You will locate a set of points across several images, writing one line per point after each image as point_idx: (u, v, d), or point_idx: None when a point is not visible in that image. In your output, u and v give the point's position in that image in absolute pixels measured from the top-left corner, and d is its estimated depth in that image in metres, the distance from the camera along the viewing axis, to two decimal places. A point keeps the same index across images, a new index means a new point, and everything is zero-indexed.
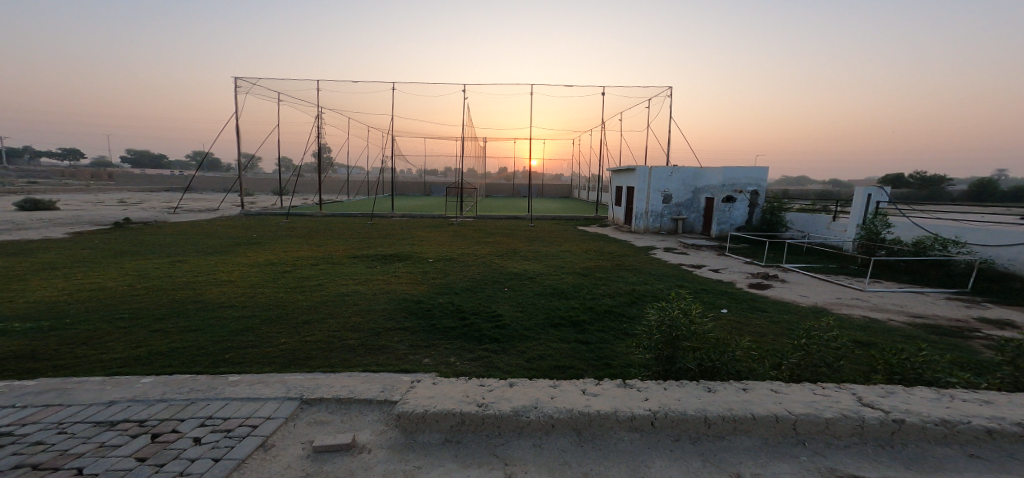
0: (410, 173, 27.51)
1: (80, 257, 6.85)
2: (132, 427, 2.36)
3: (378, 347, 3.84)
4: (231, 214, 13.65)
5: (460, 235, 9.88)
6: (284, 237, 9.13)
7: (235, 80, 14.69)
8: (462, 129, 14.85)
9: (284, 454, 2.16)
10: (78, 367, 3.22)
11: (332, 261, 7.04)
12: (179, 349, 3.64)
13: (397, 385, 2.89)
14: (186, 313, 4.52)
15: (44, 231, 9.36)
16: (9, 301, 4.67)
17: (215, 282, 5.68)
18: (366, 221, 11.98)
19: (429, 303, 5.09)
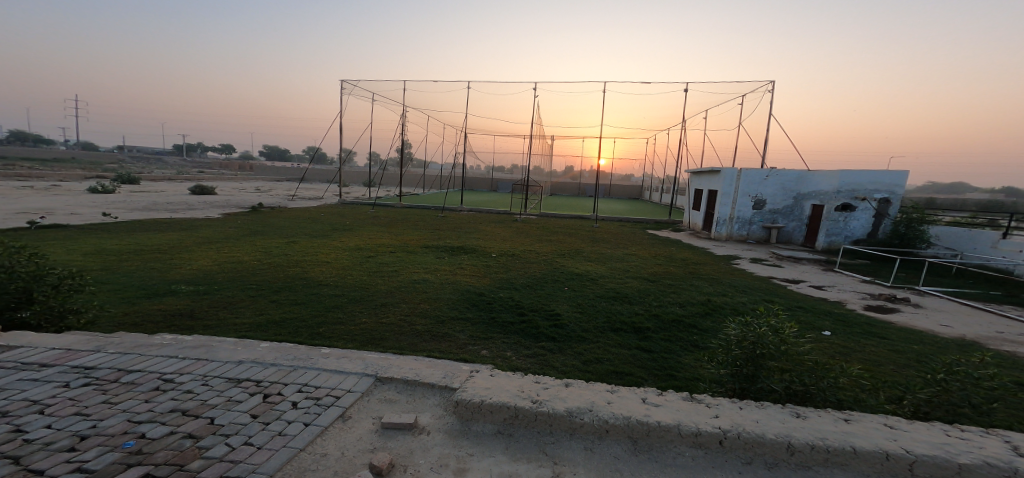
0: (478, 170, 28.24)
1: (227, 234, 8.02)
2: (251, 386, 2.72)
3: (440, 334, 4.04)
4: (330, 202, 15.13)
5: (522, 232, 10.03)
6: (367, 224, 9.88)
7: (341, 82, 16.03)
8: (535, 127, 14.96)
9: (357, 427, 2.37)
10: (220, 328, 3.82)
11: (407, 249, 7.49)
12: (287, 319, 4.16)
13: (457, 372, 3.02)
14: (295, 288, 5.11)
15: (204, 211, 11.14)
16: (183, 267, 5.60)
17: (317, 262, 6.33)
18: (438, 214, 12.58)
19: (491, 296, 5.23)
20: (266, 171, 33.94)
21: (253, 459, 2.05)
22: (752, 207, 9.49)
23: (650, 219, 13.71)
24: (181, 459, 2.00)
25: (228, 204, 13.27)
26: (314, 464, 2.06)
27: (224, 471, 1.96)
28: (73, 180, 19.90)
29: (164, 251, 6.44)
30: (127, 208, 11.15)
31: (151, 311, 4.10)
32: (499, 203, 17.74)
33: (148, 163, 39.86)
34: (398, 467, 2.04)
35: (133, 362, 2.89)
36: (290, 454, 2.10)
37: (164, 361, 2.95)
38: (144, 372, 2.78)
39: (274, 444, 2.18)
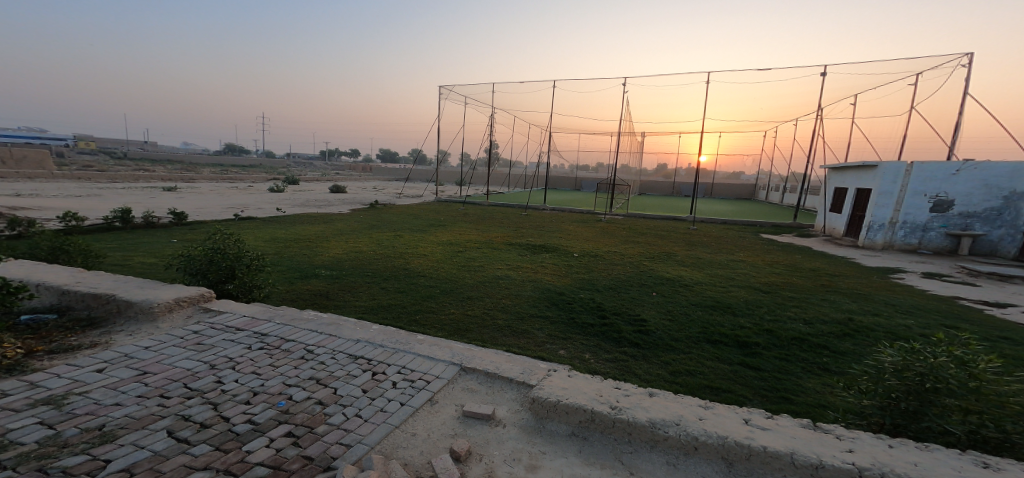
0: (563, 169, 28.10)
1: (348, 227, 9.16)
2: (363, 363, 3.10)
3: (519, 331, 4.12)
4: (428, 200, 16.31)
5: (608, 232, 9.74)
6: (459, 221, 10.46)
7: (439, 89, 17.22)
8: (625, 122, 14.40)
9: (443, 412, 2.58)
10: (345, 308, 4.44)
11: (493, 246, 7.76)
12: (390, 305, 4.62)
13: (534, 368, 3.07)
14: (397, 277, 5.63)
15: (334, 207, 12.82)
16: (321, 254, 6.53)
17: (415, 254, 6.87)
18: (521, 212, 12.80)
19: (572, 296, 5.18)
20: (382, 172, 37.56)
21: (360, 430, 2.35)
22: (930, 210, 7.76)
23: (762, 222, 12.29)
24: (312, 422, 2.37)
25: (349, 201, 15.07)
26: (405, 442, 2.29)
27: (340, 437, 2.27)
28: (235, 178, 24.42)
29: (309, 240, 7.55)
30: (277, 203, 13.30)
31: (303, 290, 4.88)
32: (587, 203, 17.41)
33: (292, 166, 46.80)
34: (474, 455, 2.18)
35: (287, 333, 3.49)
36: (388, 430, 2.36)
37: (308, 334, 3.50)
38: (294, 342, 3.33)
39: (376, 419, 2.46)
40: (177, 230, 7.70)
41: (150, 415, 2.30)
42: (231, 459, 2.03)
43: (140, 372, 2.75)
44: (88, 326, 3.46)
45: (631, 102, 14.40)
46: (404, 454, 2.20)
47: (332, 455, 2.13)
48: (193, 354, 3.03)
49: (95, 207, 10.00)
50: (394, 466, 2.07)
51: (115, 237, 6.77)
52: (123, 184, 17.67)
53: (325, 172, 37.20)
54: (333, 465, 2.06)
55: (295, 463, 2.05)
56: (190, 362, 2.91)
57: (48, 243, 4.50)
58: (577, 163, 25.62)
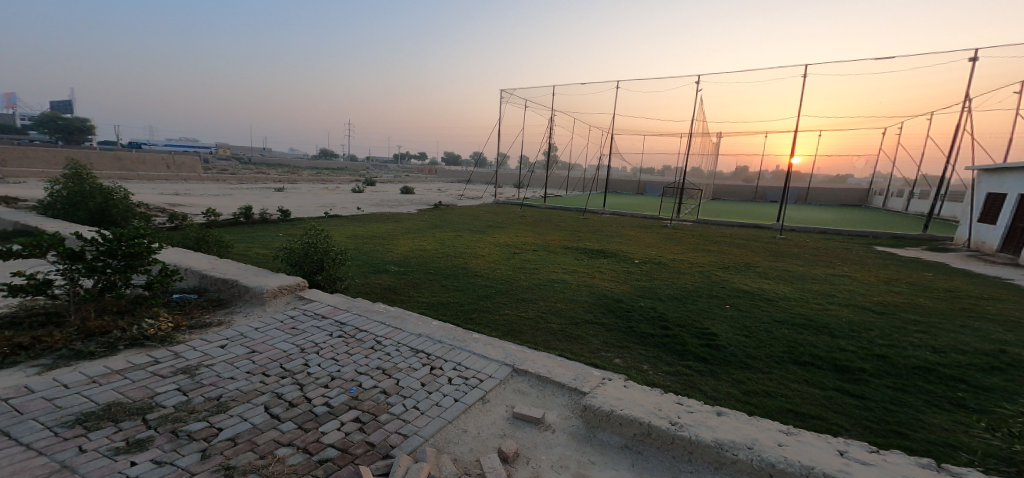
0: (626, 172, 27.35)
1: (413, 226, 9.61)
2: (423, 357, 3.23)
3: (573, 336, 4.05)
4: (489, 201, 16.60)
5: (674, 239, 9.29)
6: (517, 223, 10.55)
7: (501, 91, 16.71)
8: (697, 122, 13.63)
9: (493, 411, 2.61)
10: (409, 303, 4.67)
11: (549, 249, 7.73)
12: (448, 302, 4.78)
13: (587, 375, 3.00)
14: (456, 276, 5.78)
15: (403, 207, 13.49)
16: (390, 251, 6.90)
17: (473, 254, 7.01)
18: (579, 216, 12.64)
19: (629, 304, 4.99)
20: (447, 174, 38.83)
21: (417, 421, 2.45)
22: None
23: (852, 232, 11.05)
24: (376, 410, 2.52)
25: (416, 201, 15.82)
26: (456, 438, 2.35)
27: (399, 427, 2.39)
28: (314, 178, 26.70)
29: (380, 237, 8.01)
30: (353, 202, 14.30)
31: (375, 283, 5.20)
32: (652, 208, 16.79)
33: (368, 168, 49.98)
34: (522, 458, 2.18)
35: (361, 324, 3.77)
36: (441, 424, 2.44)
37: (377, 326, 3.74)
38: (366, 333, 3.59)
39: (431, 412, 2.55)
40: (278, 225, 8.59)
41: (253, 391, 2.61)
42: (309, 438, 2.22)
43: (249, 350, 3.14)
44: (218, 306, 4.01)
45: (702, 106, 13.68)
46: (455, 449, 2.26)
47: (391, 444, 2.24)
48: (287, 338, 3.39)
49: (206, 203, 11.42)
50: (445, 460, 2.13)
51: (231, 230, 7.73)
52: (223, 182, 19.99)
53: (396, 174, 39.28)
54: (391, 454, 2.17)
55: (359, 448, 2.19)
56: (285, 345, 3.25)
57: (192, 234, 5.32)
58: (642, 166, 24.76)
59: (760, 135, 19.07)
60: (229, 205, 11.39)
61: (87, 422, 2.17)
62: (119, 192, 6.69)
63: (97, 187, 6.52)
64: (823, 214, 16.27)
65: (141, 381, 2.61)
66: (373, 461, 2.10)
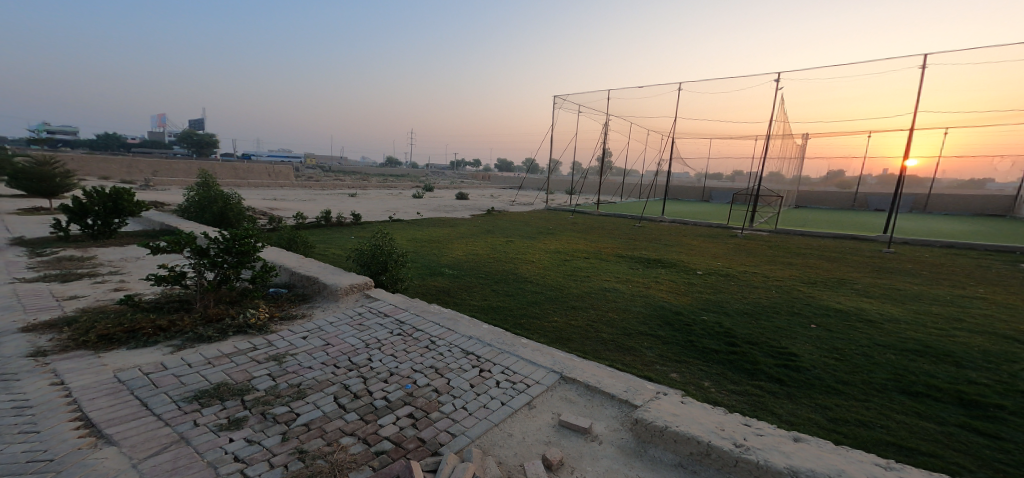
0: (687, 178, 26.14)
1: (468, 231, 9.84)
2: (472, 359, 3.32)
3: (627, 347, 3.95)
4: (540, 208, 16.60)
5: (742, 251, 8.72)
6: (569, 230, 10.48)
7: (555, 98, 16.20)
8: (774, 126, 12.72)
9: (540, 417, 2.63)
10: (461, 305, 4.81)
11: (601, 257, 7.59)
12: (498, 307, 4.85)
13: (639, 388, 2.93)
14: (507, 281, 5.85)
15: (460, 213, 13.83)
16: (447, 254, 7.13)
17: (525, 260, 7.05)
18: (635, 224, 12.27)
19: (687, 316, 4.76)
20: (500, 180, 39.31)
21: (464, 422, 2.52)
22: None
23: (966, 245, 9.67)
24: (428, 407, 2.64)
25: (471, 207, 16.23)
26: (502, 441, 2.39)
27: (448, 426, 2.48)
28: (376, 184, 28.20)
29: (436, 241, 8.28)
30: (413, 207, 14.96)
31: (431, 285, 5.40)
32: (717, 216, 15.95)
33: (426, 174, 52.25)
34: (567, 467, 2.20)
35: (419, 323, 3.96)
36: (487, 427, 2.49)
37: (432, 326, 3.91)
38: (422, 332, 3.76)
39: (479, 414, 2.62)
40: (351, 227, 9.21)
41: (327, 381, 2.86)
42: (368, 430, 2.37)
43: (324, 342, 3.45)
44: (303, 300, 4.44)
45: (781, 110, 12.77)
46: (500, 453, 2.30)
47: (440, 442, 2.34)
48: (355, 332, 3.67)
49: (289, 207, 12.55)
50: (490, 462, 2.18)
51: (314, 231, 8.44)
52: (296, 187, 21.70)
53: (453, 181, 40.56)
54: (440, 451, 2.26)
55: (411, 444, 2.30)
56: (353, 340, 3.52)
57: (284, 235, 5.91)
58: (706, 172, 23.57)
59: (863, 134, 17.07)
60: (309, 209, 12.41)
61: (201, 399, 2.52)
62: (235, 199, 7.84)
63: (219, 193, 7.65)
64: (933, 222, 14.36)
65: (242, 365, 3.00)
66: (423, 457, 2.20)
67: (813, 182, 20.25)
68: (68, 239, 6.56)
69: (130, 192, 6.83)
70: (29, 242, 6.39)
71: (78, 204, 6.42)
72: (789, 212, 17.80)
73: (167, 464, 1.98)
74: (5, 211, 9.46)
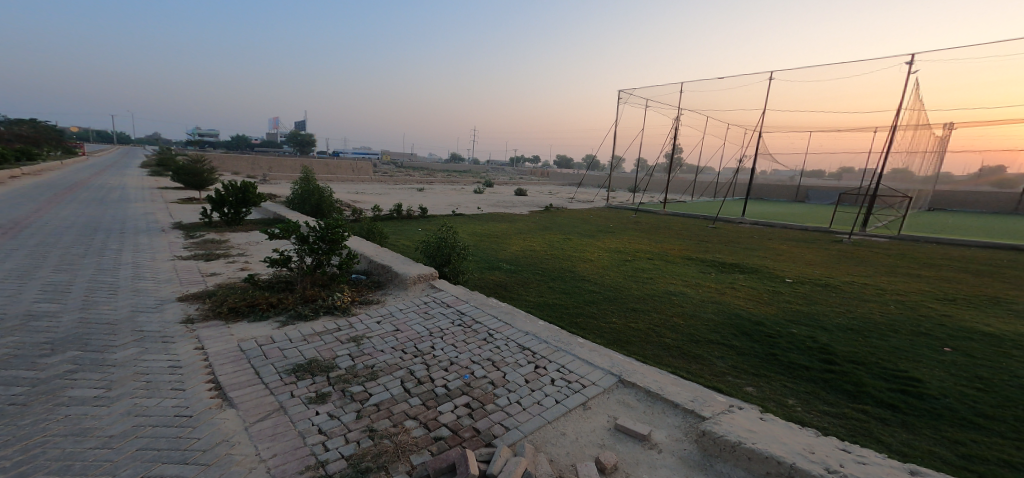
0: (777, 177, 23.87)
1: (527, 226, 9.89)
2: (528, 354, 3.37)
3: (695, 356, 3.70)
4: (600, 205, 16.22)
5: (850, 259, 7.76)
6: (630, 229, 10.11)
7: (619, 94, 16.39)
8: (904, 116, 10.98)
9: (595, 419, 2.60)
10: (518, 301, 4.87)
11: (667, 259, 7.22)
12: (554, 304, 4.86)
13: (708, 399, 2.78)
14: (564, 278, 5.80)
15: (519, 209, 13.91)
16: (505, 249, 7.24)
17: (582, 258, 6.93)
18: (708, 225, 11.49)
19: (767, 327, 4.34)
20: (561, 177, 38.49)
21: (518, 416, 2.58)
22: None
23: None
24: (484, 399, 2.73)
25: (531, 203, 16.32)
26: (554, 439, 2.41)
27: (502, 419, 2.55)
28: (442, 179, 29.32)
29: (496, 236, 8.45)
30: (476, 203, 15.33)
31: (489, 279, 5.54)
32: (811, 218, 14.37)
33: (491, 171, 53.50)
34: (621, 472, 2.16)
35: (479, 316, 4.09)
36: (540, 423, 2.53)
37: (491, 319, 4.02)
38: (481, 324, 3.89)
39: (533, 410, 2.65)
40: (418, 220, 9.71)
41: (396, 365, 3.08)
42: (429, 415, 2.52)
43: (395, 328, 3.72)
44: (377, 288, 4.80)
45: (916, 97, 10.97)
46: (552, 450, 2.32)
47: (494, 433, 2.41)
48: (421, 321, 3.90)
49: (369, 200, 13.52)
50: (541, 459, 2.22)
51: (387, 223, 9.02)
52: (370, 181, 23.28)
53: (513, 176, 41.04)
54: (493, 443, 2.33)
55: (467, 432, 2.40)
56: (419, 327, 3.75)
57: (363, 226, 6.38)
58: (803, 169, 21.26)
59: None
60: (384, 202, 13.24)
61: (298, 372, 2.86)
62: (328, 192, 8.62)
63: (315, 187, 8.47)
64: None
65: (328, 344, 3.33)
66: (477, 446, 2.29)
67: (954, 180, 17.05)
68: (211, 224, 7.77)
69: (255, 186, 7.88)
70: (184, 226, 7.68)
71: (218, 196, 7.51)
72: (916, 215, 15.41)
73: (269, 429, 2.27)
74: (166, 199, 11.47)
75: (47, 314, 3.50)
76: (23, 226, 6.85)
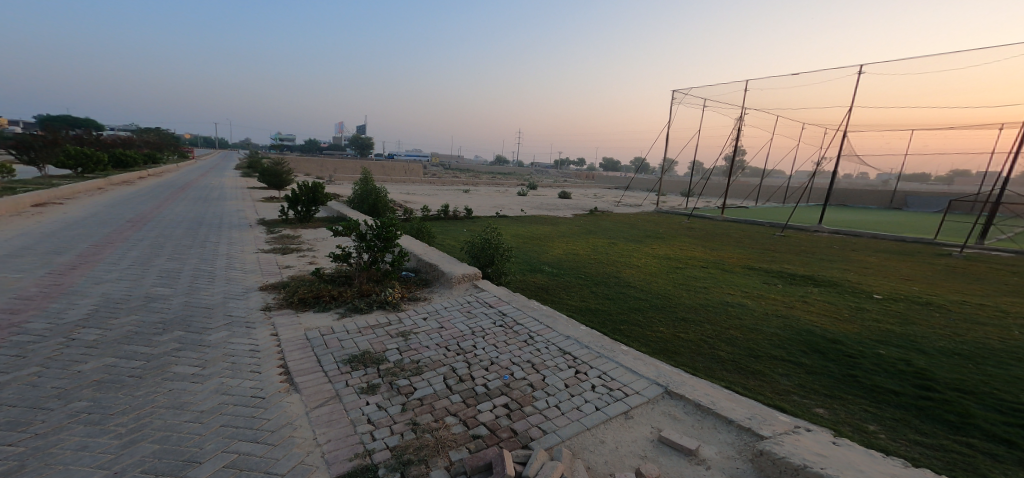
0: (866, 182, 21.58)
1: (571, 230, 9.75)
2: (568, 359, 3.33)
3: (755, 372, 3.34)
4: (649, 209, 15.67)
5: (958, 276, 6.80)
6: (682, 235, 9.64)
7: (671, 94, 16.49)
8: None
9: (637, 429, 2.52)
10: (559, 304, 4.83)
11: (724, 268, 6.79)
12: (597, 309, 4.76)
13: (769, 417, 2.59)
14: (608, 284, 5.66)
15: (564, 212, 13.77)
16: (548, 252, 7.21)
17: (627, 264, 6.70)
18: (775, 233, 10.66)
19: (846, 345, 3.84)
20: (607, 180, 37.14)
21: (556, 421, 2.56)
22: None
23: None
24: (522, 400, 2.74)
25: (575, 206, 15.99)
26: (593, 447, 2.36)
27: (539, 422, 2.54)
28: (492, 182, 29.73)
29: (539, 238, 8.44)
30: (519, 205, 15.31)
31: (530, 281, 5.54)
32: (908, 228, 12.78)
33: (541, 173, 53.63)
34: None
35: (520, 317, 4.12)
36: (579, 429, 2.49)
37: (532, 322, 4.03)
38: (522, 326, 3.91)
39: (572, 415, 2.62)
40: (464, 220, 9.95)
41: (439, 361, 3.18)
42: (468, 413, 2.57)
43: (440, 325, 3.84)
44: (425, 285, 4.98)
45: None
46: (590, 458, 2.27)
47: (531, 436, 2.41)
48: (464, 319, 4.00)
49: (419, 201, 14.03)
50: (579, 466, 2.18)
51: (435, 223, 9.34)
52: (424, 182, 24.16)
53: (561, 179, 40.82)
54: (530, 445, 2.33)
55: (505, 433, 2.42)
56: (462, 326, 3.85)
57: (413, 225, 6.64)
58: (900, 172, 18.95)
59: None
60: (433, 203, 13.62)
61: (352, 362, 3.05)
62: (383, 192, 9.11)
63: (372, 188, 8.97)
64: None
65: (379, 337, 3.52)
66: (514, 448, 2.30)
67: None
68: (286, 221, 8.49)
69: (323, 185, 8.46)
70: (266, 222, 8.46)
71: (292, 194, 8.18)
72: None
73: (325, 415, 2.44)
74: (253, 198, 12.70)
75: (162, 296, 4.01)
76: (147, 220, 7.90)
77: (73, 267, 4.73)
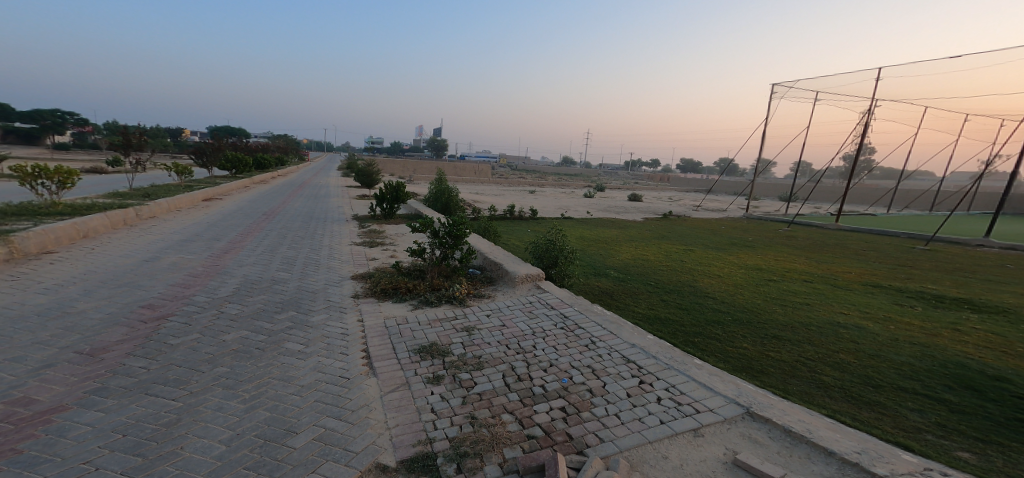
0: None
1: (644, 234, 9.36)
2: (632, 368, 3.20)
3: (872, 403, 2.91)
4: (735, 215, 14.48)
5: None
6: (775, 245, 8.77)
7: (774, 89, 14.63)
8: None
9: (707, 449, 2.34)
10: (624, 311, 4.67)
11: (831, 284, 6.04)
12: (667, 318, 4.51)
13: (886, 454, 2.27)
14: (682, 293, 5.34)
15: (636, 215, 13.26)
16: (614, 256, 6.99)
17: (707, 273, 6.26)
18: (905, 246, 9.20)
19: (1016, 387, 3.16)
20: (682, 182, 34.93)
21: (615, 430, 2.48)
22: None
23: None
24: (579, 406, 2.70)
25: (646, 209, 15.29)
26: (654, 461, 2.24)
27: (597, 429, 2.48)
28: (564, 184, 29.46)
29: (605, 241, 8.24)
30: (586, 207, 14.96)
31: (595, 285, 5.43)
32: None
33: (615, 175, 52.30)
34: None
35: (583, 322, 4.04)
36: (639, 441, 2.39)
37: (595, 327, 3.94)
38: (584, 331, 3.84)
39: (632, 426, 2.52)
40: (531, 221, 10.02)
41: (500, 359, 3.24)
42: (525, 413, 2.58)
43: (502, 323, 3.92)
44: (490, 283, 5.10)
45: None
46: (649, 472, 2.17)
47: (587, 442, 2.36)
48: (526, 319, 4.03)
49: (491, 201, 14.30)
50: None
51: (503, 223, 9.55)
52: (498, 184, 24.60)
53: (636, 182, 39.28)
54: (585, 452, 2.28)
55: (560, 436, 2.39)
56: (524, 326, 3.88)
57: (480, 224, 6.82)
58: None
59: None
60: (501, 203, 13.87)
61: (421, 353, 3.22)
62: (455, 192, 9.49)
63: (445, 188, 9.37)
64: None
65: (446, 331, 3.68)
66: (568, 452, 2.26)
67: None
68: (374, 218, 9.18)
69: (404, 185, 9.05)
70: (357, 218, 9.24)
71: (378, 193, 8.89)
72: None
73: (396, 401, 2.60)
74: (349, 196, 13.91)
75: (281, 280, 4.56)
76: (274, 214, 9.07)
77: (226, 251, 5.57)
